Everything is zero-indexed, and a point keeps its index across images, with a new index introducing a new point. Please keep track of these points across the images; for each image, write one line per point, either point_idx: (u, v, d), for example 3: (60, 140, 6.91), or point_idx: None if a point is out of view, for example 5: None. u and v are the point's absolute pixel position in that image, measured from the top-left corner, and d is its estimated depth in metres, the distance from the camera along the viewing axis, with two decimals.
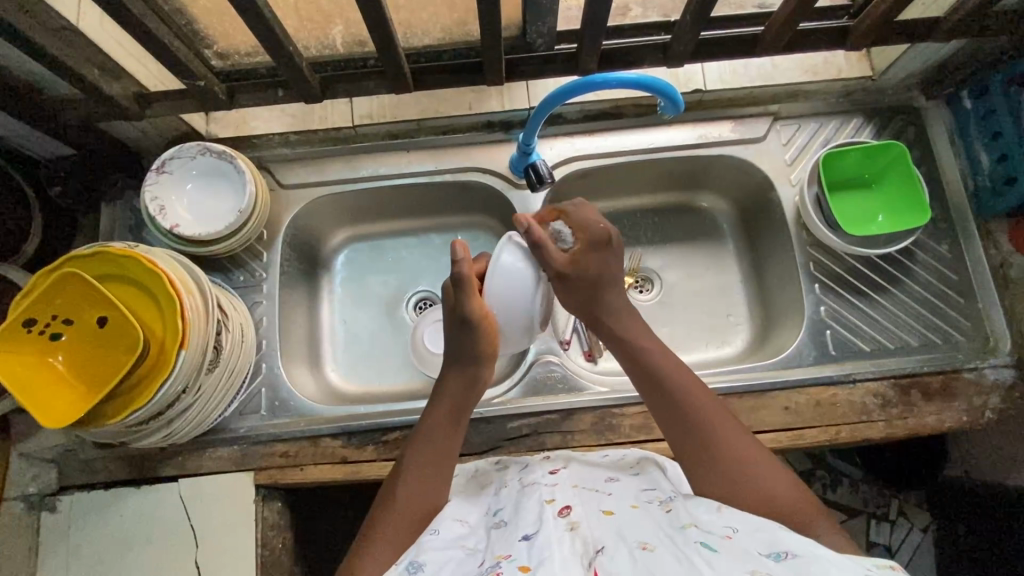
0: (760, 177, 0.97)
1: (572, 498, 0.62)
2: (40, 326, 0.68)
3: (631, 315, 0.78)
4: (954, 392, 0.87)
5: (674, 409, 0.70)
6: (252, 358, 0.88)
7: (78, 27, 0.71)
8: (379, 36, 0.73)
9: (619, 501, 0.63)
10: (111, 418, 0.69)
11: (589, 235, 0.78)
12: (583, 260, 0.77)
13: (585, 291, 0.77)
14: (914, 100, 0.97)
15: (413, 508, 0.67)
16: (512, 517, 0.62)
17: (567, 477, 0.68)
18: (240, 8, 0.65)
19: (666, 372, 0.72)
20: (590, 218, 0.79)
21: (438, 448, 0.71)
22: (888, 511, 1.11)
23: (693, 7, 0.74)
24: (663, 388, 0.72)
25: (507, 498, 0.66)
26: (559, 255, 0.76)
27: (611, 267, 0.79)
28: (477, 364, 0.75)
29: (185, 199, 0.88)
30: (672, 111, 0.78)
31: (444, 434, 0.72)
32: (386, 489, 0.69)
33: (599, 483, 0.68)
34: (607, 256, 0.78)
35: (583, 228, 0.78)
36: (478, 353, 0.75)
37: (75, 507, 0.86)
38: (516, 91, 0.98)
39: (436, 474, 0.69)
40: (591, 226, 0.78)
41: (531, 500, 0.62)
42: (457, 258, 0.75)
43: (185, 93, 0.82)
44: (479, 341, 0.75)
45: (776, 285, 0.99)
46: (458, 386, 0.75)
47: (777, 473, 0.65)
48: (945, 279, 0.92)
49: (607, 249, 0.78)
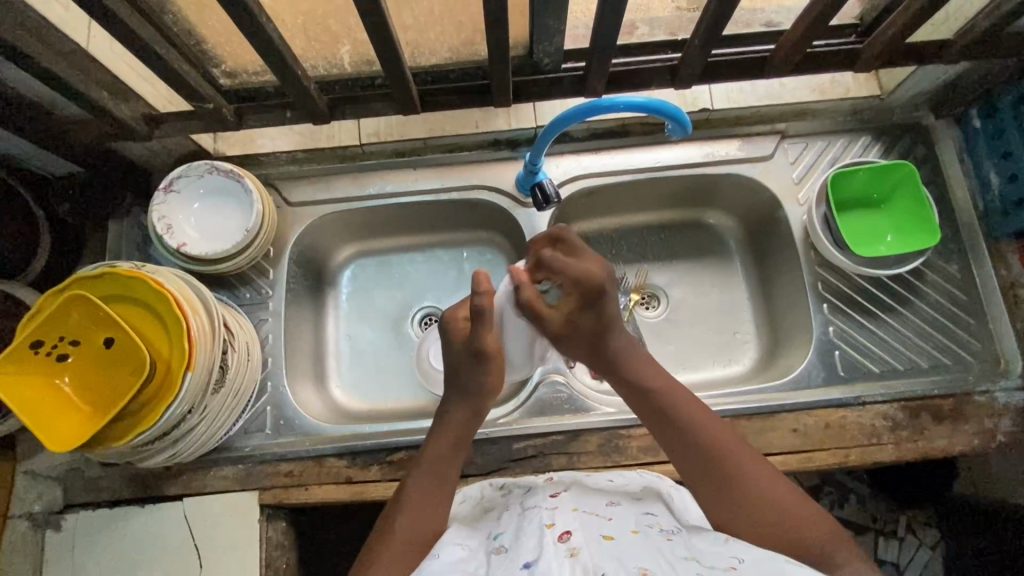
0: (768, 195, 0.97)
1: (572, 522, 0.61)
2: (46, 347, 0.68)
3: (631, 350, 0.74)
4: (965, 415, 0.86)
5: (683, 444, 0.69)
6: (257, 377, 0.87)
7: (87, 50, 0.71)
8: (387, 58, 0.73)
9: (620, 527, 0.62)
10: (117, 440, 0.69)
11: (578, 291, 0.70)
12: (576, 318, 0.72)
13: (585, 342, 0.73)
14: (922, 119, 0.96)
15: (415, 528, 0.67)
16: (513, 543, 0.61)
17: (568, 501, 0.67)
18: (248, 31, 0.65)
19: (672, 407, 0.70)
20: (570, 266, 0.70)
21: (438, 480, 0.71)
22: (896, 528, 1.09)
23: (701, 32, 0.74)
24: (673, 426, 0.69)
25: (508, 523, 0.65)
26: (551, 317, 0.72)
27: (609, 310, 0.72)
28: (482, 397, 0.75)
29: (192, 218, 0.88)
30: (680, 133, 0.78)
31: (448, 458, 0.72)
32: (382, 524, 0.69)
33: (600, 507, 0.67)
34: (602, 306, 0.71)
35: (571, 283, 0.70)
36: (477, 384, 0.74)
37: (81, 525, 0.86)
38: (522, 111, 0.98)
39: (434, 503, 0.69)
40: (580, 280, 0.70)
41: (531, 526, 0.62)
42: (478, 292, 0.69)
43: (193, 114, 0.82)
44: (482, 378, 0.74)
45: (783, 303, 0.98)
46: (462, 418, 0.74)
47: (794, 497, 0.65)
48: (955, 300, 0.91)
49: (597, 305, 0.70)
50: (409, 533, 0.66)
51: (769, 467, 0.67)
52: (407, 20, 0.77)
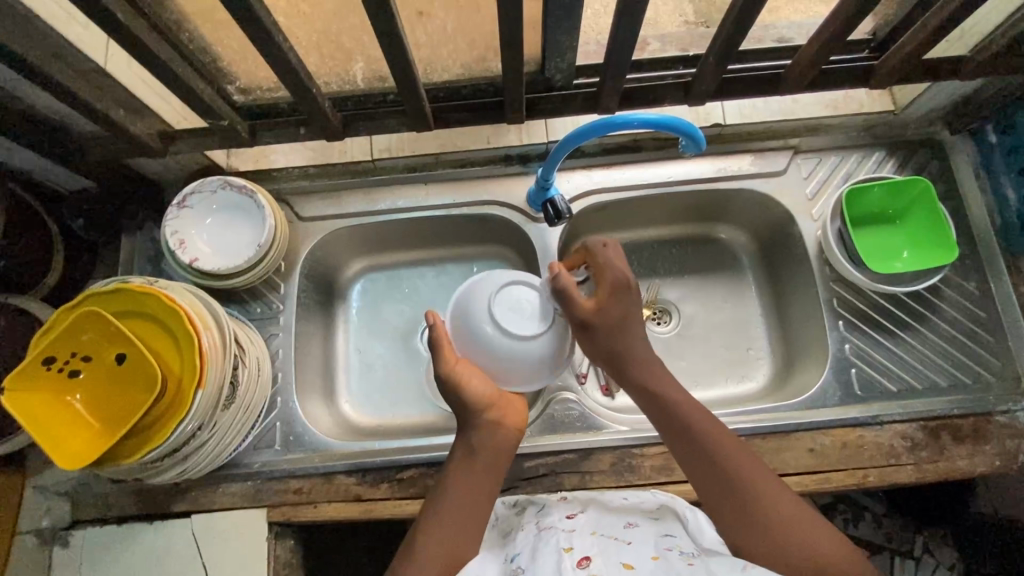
0: (781, 211, 0.96)
1: (591, 547, 0.60)
2: (58, 364, 0.68)
3: (650, 361, 0.75)
4: (986, 435, 0.84)
5: (701, 457, 0.68)
6: (267, 392, 0.87)
7: (105, 67, 0.72)
8: (401, 75, 0.73)
9: (639, 551, 0.60)
10: (126, 458, 0.69)
11: (610, 279, 0.74)
12: (605, 305, 0.73)
13: (609, 338, 0.74)
14: (937, 134, 0.96)
15: (444, 558, 0.63)
16: (530, 563, 0.60)
17: (585, 523, 0.66)
18: (264, 51, 0.66)
19: (691, 419, 0.70)
20: (612, 259, 0.76)
21: (465, 496, 0.67)
22: (912, 548, 1.06)
23: (716, 49, 0.74)
24: (692, 439, 0.69)
25: (524, 543, 0.65)
26: (584, 301, 0.73)
27: (634, 308, 0.75)
28: (476, 414, 0.72)
29: (204, 233, 0.88)
30: (694, 149, 0.78)
31: (477, 478, 0.69)
32: (407, 543, 0.66)
33: (618, 528, 0.65)
34: (630, 300, 0.75)
35: (603, 272, 0.75)
36: (468, 409, 0.72)
37: (88, 543, 0.85)
38: (535, 127, 0.99)
39: (463, 523, 0.66)
40: (618, 272, 0.74)
41: (548, 548, 0.61)
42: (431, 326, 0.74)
43: (207, 131, 0.83)
44: (463, 394, 0.71)
45: (798, 321, 0.96)
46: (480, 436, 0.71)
47: (813, 524, 0.62)
48: (974, 316, 0.89)
49: (627, 293, 0.75)
50: (436, 562, 0.62)
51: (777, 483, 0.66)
52: (421, 38, 0.77)
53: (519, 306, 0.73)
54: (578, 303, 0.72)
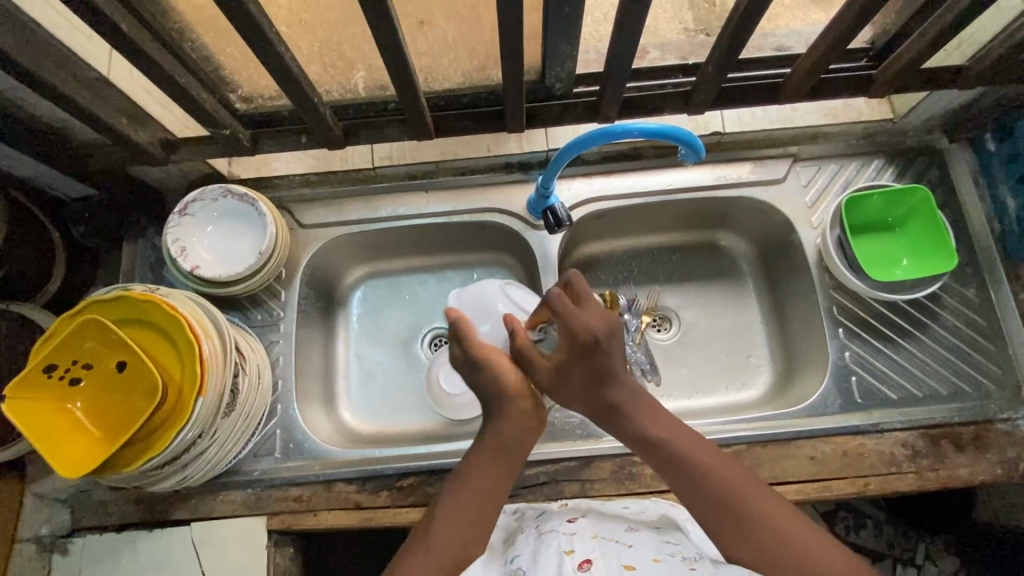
0: (780, 219, 0.96)
1: (591, 550, 0.61)
2: (60, 371, 0.68)
3: (635, 399, 0.68)
4: (987, 443, 0.84)
5: (698, 489, 0.64)
6: (268, 400, 0.87)
7: (108, 77, 0.73)
8: (403, 85, 0.74)
9: (640, 554, 0.61)
10: (126, 465, 0.69)
11: (572, 343, 0.67)
12: (567, 368, 0.68)
13: (586, 385, 0.67)
14: (936, 142, 0.96)
15: (447, 558, 0.61)
16: (531, 564, 0.61)
17: (586, 527, 0.66)
18: (266, 60, 0.66)
19: (682, 453, 0.66)
20: (575, 313, 0.66)
21: (481, 496, 0.64)
22: (914, 556, 1.06)
23: (715, 59, 0.75)
24: (688, 473, 0.65)
25: (525, 545, 0.65)
26: (540, 365, 0.69)
27: (608, 363, 0.67)
28: (509, 400, 0.67)
29: (206, 240, 0.89)
30: (693, 158, 0.78)
31: (499, 470, 0.65)
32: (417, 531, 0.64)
33: (619, 532, 0.66)
34: (598, 357, 0.66)
35: (566, 332, 0.67)
36: (499, 393, 0.67)
37: (88, 550, 0.85)
38: (535, 135, 0.99)
39: (472, 524, 0.63)
40: (576, 330, 0.66)
41: (550, 551, 0.62)
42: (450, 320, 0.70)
43: (209, 139, 0.83)
44: (495, 376, 0.68)
45: (799, 328, 0.96)
46: (506, 430, 0.66)
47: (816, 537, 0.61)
48: (973, 324, 0.89)
49: (592, 356, 0.66)
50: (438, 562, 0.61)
51: (781, 499, 0.64)
52: (422, 47, 0.78)
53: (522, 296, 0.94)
54: (534, 366, 0.69)
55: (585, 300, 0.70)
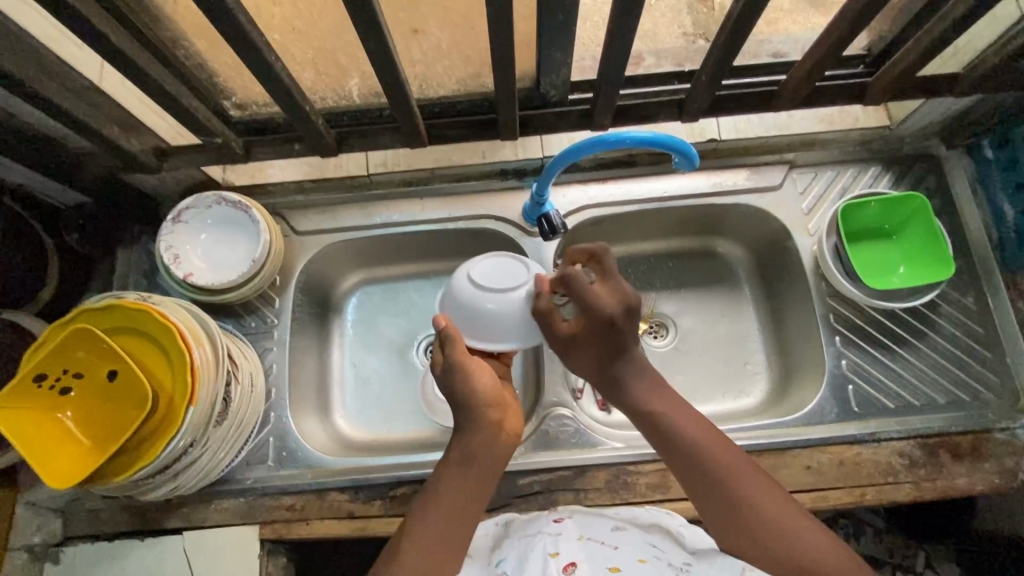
0: (777, 226, 0.96)
1: (577, 552, 0.60)
2: (50, 381, 0.68)
3: (641, 371, 0.69)
4: (985, 452, 0.84)
5: (697, 475, 0.64)
6: (261, 408, 0.87)
7: (99, 85, 0.73)
8: (395, 93, 0.73)
9: (626, 556, 0.60)
10: (117, 475, 0.68)
11: (591, 317, 0.67)
12: (582, 340, 0.68)
13: (596, 357, 0.69)
14: (933, 149, 0.95)
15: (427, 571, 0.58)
16: (517, 568, 0.60)
17: (573, 528, 0.65)
18: (258, 70, 0.66)
19: (681, 435, 0.65)
20: (592, 290, 0.67)
21: (453, 507, 0.62)
22: (914, 563, 1.05)
23: (709, 69, 0.74)
24: (686, 457, 0.65)
25: (511, 548, 0.64)
26: (558, 330, 0.67)
27: (623, 339, 0.68)
28: (481, 410, 0.65)
29: (199, 248, 0.88)
30: (688, 165, 0.78)
31: (470, 485, 0.63)
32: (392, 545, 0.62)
33: (606, 533, 0.65)
34: (613, 334, 0.67)
35: (585, 304, 0.67)
36: (471, 402, 0.65)
37: (81, 559, 0.85)
38: (530, 142, 0.99)
39: (446, 535, 0.61)
40: (597, 308, 0.66)
41: (535, 553, 0.60)
42: (441, 329, 0.67)
43: (202, 147, 0.83)
44: (471, 387, 0.65)
45: (796, 335, 0.96)
46: (479, 439, 0.65)
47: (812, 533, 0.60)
48: (972, 333, 0.89)
49: (609, 332, 0.67)
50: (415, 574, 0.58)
51: (776, 485, 0.63)
52: (415, 55, 0.77)
53: (510, 268, 0.70)
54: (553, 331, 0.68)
55: (610, 276, 0.69)
